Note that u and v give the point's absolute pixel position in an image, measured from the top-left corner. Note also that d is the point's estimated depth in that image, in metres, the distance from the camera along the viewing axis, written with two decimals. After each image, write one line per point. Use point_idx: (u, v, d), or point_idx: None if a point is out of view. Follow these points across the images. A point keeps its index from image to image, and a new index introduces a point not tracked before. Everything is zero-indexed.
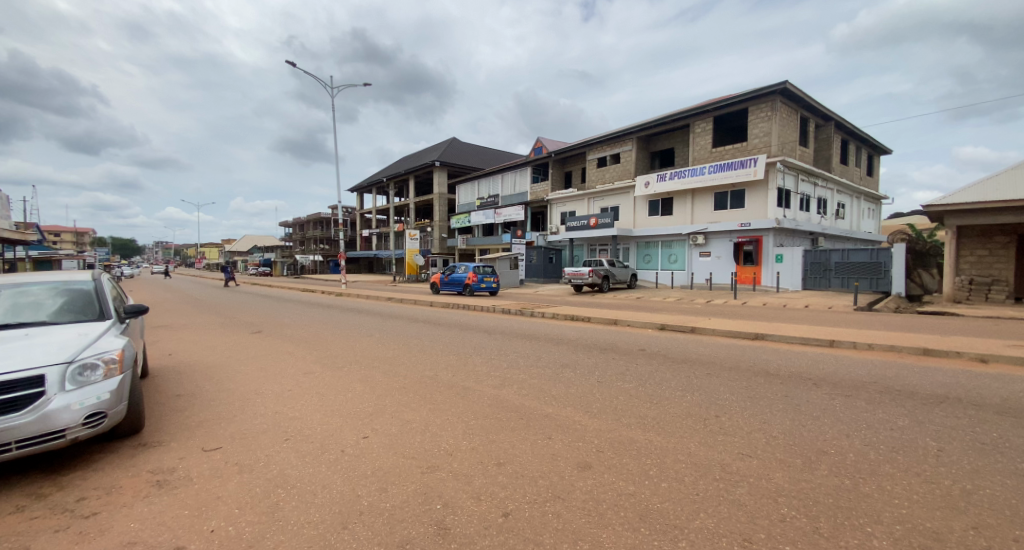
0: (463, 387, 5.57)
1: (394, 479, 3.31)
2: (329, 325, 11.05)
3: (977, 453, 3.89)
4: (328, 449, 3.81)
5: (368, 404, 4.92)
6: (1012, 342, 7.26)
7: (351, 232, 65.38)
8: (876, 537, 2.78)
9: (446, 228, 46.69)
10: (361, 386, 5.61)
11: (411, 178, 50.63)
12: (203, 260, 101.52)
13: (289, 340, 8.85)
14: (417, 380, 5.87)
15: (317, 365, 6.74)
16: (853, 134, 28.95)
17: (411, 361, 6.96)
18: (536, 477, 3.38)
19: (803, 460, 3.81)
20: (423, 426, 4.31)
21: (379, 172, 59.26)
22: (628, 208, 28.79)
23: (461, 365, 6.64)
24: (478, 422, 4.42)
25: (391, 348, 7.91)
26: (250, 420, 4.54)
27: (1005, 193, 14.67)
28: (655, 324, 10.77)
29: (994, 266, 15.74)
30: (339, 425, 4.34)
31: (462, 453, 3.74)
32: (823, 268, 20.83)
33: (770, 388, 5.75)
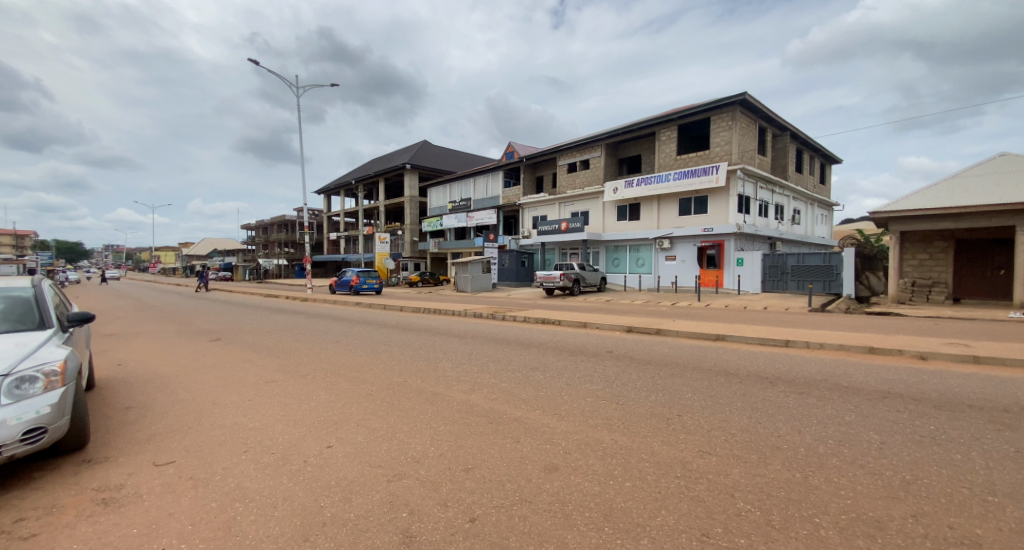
0: (432, 393, 5.62)
1: (359, 488, 3.35)
2: (295, 331, 10.86)
3: (914, 445, 4.20)
4: (290, 460, 3.82)
5: (332, 413, 4.93)
6: (948, 340, 7.81)
7: (319, 236, 64.15)
8: (823, 527, 2.99)
9: (418, 232, 46.36)
10: (325, 394, 5.59)
11: (380, 181, 50.10)
12: (157, 264, 97.22)
13: (253, 347, 8.69)
14: (384, 387, 5.90)
15: (280, 373, 6.66)
16: (807, 143, 30.29)
17: (379, 366, 6.99)
18: (503, 481, 3.48)
19: (759, 455, 4.03)
20: (390, 433, 4.35)
21: (347, 174, 58.41)
22: (597, 213, 29.25)
23: (427, 371, 6.71)
24: (448, 428, 4.49)
25: (358, 354, 7.87)
26: (206, 431, 4.48)
27: (945, 201, 15.60)
28: (622, 327, 11.05)
29: (934, 269, 16.77)
30: (301, 435, 4.34)
31: (432, 460, 3.80)
32: (780, 271, 21.47)
33: (729, 388, 6.01)
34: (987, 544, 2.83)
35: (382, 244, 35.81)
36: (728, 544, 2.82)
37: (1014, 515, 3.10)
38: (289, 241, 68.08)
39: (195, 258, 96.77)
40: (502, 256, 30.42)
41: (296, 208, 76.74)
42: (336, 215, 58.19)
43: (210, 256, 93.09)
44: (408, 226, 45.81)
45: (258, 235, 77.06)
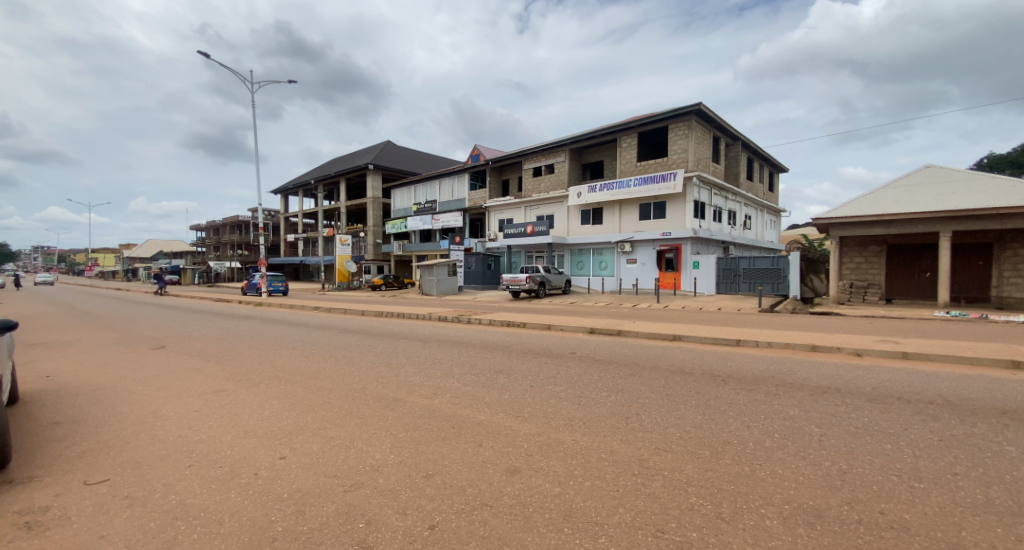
0: (394, 398, 5.61)
1: (314, 500, 3.34)
2: (252, 337, 10.53)
3: (850, 437, 4.52)
4: (239, 473, 3.75)
5: (287, 422, 4.86)
6: (882, 337, 8.38)
7: (277, 237, 62.22)
8: (768, 517, 3.20)
9: (380, 234, 45.66)
10: (279, 403, 5.50)
11: (341, 181, 49.05)
12: (93, 269, 91.45)
13: (204, 355, 8.41)
14: (343, 393, 5.85)
15: (229, 382, 6.49)
16: (758, 152, 31.74)
17: (341, 372, 6.92)
18: (464, 486, 3.54)
19: (710, 451, 4.25)
20: (348, 441, 4.34)
21: (307, 174, 56.92)
22: (562, 216, 29.64)
23: (389, 376, 6.69)
24: (408, 434, 4.51)
25: (318, 361, 7.74)
26: (146, 446, 4.33)
27: (881, 208, 16.64)
28: (585, 328, 11.31)
29: (869, 272, 17.86)
30: (252, 446, 4.26)
31: (390, 468, 3.82)
32: (732, 274, 22.34)
33: (686, 386, 6.25)
34: (913, 527, 3.09)
35: (343, 246, 35.12)
36: (682, 537, 2.99)
37: (937, 499, 3.40)
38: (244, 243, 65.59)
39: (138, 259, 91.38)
40: (468, 259, 30.35)
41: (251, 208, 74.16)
42: (294, 216, 56.59)
43: (155, 259, 88.57)
44: (371, 228, 45.08)
45: (209, 236, 73.96)
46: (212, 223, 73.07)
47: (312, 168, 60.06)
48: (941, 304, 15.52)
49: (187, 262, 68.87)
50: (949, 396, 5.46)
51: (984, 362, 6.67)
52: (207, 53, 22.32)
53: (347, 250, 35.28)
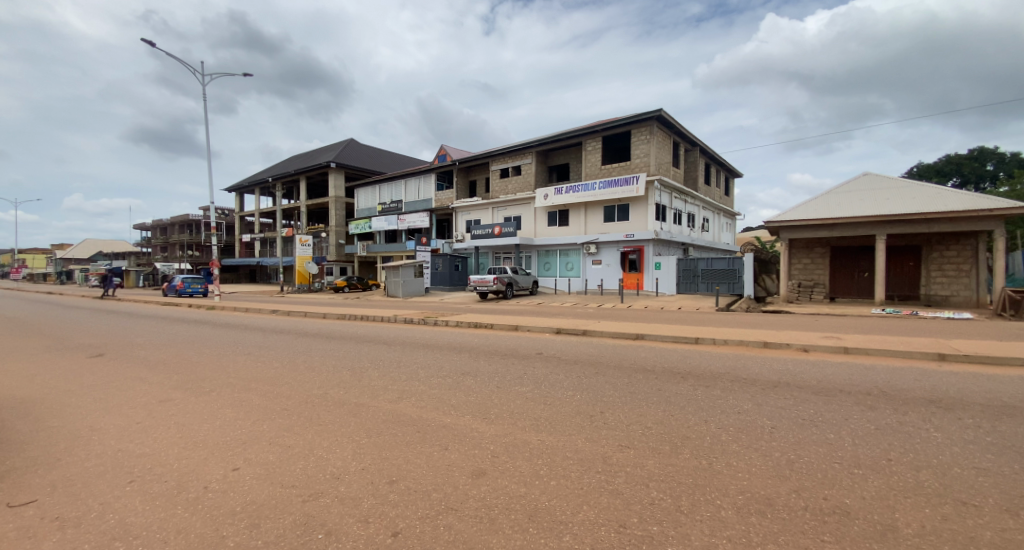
0: (357, 404, 5.62)
1: (270, 512, 3.35)
2: (207, 343, 10.19)
3: (796, 428, 4.85)
4: (187, 488, 3.71)
5: (243, 431, 4.82)
6: (826, 333, 8.93)
7: (232, 238, 60.11)
8: (723, 508, 3.43)
9: (344, 235, 44.85)
10: (233, 412, 5.43)
11: (302, 179, 47.86)
12: (23, 271, 85.41)
13: (152, 363, 8.14)
14: (304, 400, 5.83)
15: (176, 391, 6.34)
16: (715, 158, 32.95)
17: (303, 378, 6.88)
18: (429, 491, 3.61)
19: (670, 446, 4.49)
20: (307, 450, 4.34)
21: (265, 172, 55.30)
22: (529, 217, 29.88)
23: (352, 380, 6.69)
24: (372, 440, 4.55)
25: (278, 367, 7.62)
26: (80, 463, 4.21)
27: (826, 212, 17.59)
28: (551, 328, 11.55)
29: (815, 272, 18.89)
30: (202, 458, 4.21)
31: (353, 475, 3.85)
32: (692, 274, 23.12)
33: (647, 384, 6.53)
34: (852, 511, 3.37)
35: (303, 246, 34.28)
36: (643, 531, 3.18)
37: (873, 484, 3.72)
38: (197, 244, 63.01)
39: (77, 262, 86.02)
40: (436, 260, 30.16)
41: (204, 206, 71.17)
42: (252, 215, 54.79)
43: (97, 262, 83.70)
44: (334, 228, 44.22)
45: (157, 236, 70.57)
46: (162, 222, 69.88)
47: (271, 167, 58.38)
48: (877, 302, 16.55)
49: (133, 263, 65.46)
50: (883, 387, 5.92)
51: (914, 355, 7.22)
52: (151, 42, 21.28)
53: (308, 250, 34.48)
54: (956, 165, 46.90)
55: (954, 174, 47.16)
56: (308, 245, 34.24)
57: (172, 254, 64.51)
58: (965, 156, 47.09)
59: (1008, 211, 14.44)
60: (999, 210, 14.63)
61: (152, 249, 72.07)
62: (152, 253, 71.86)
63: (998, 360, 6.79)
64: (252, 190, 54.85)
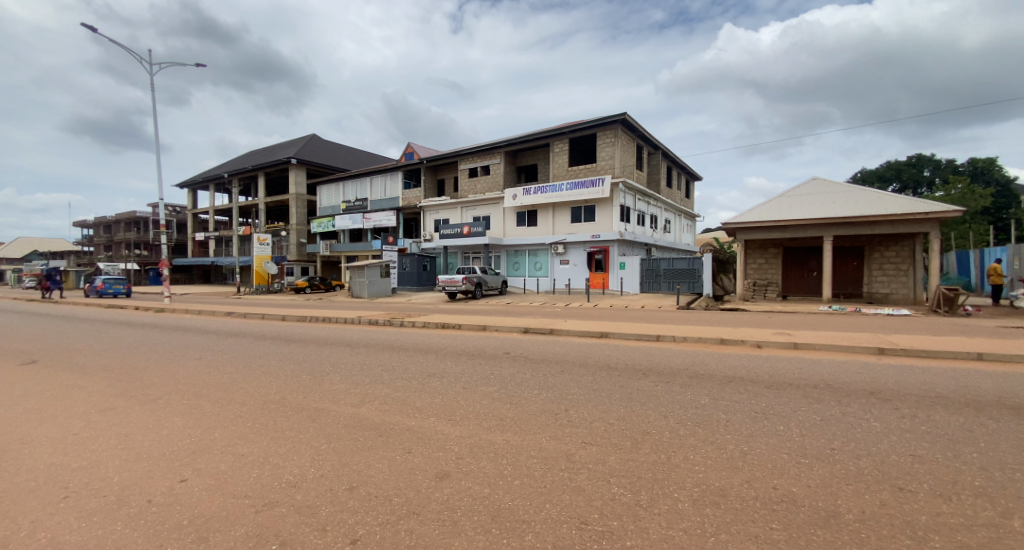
0: (316, 408, 5.57)
1: (220, 524, 3.28)
2: (158, 348, 9.77)
3: (750, 421, 5.07)
4: (129, 502, 3.58)
5: (193, 439, 4.70)
6: (779, 330, 9.34)
7: (186, 236, 57.76)
8: (680, 500, 3.58)
9: (305, 233, 43.79)
10: (182, 420, 5.28)
11: (260, 174, 46.42)
12: None
13: (94, 370, 7.76)
14: (260, 405, 5.71)
15: (120, 399, 6.09)
16: (677, 161, 33.87)
17: (260, 383, 6.74)
18: (390, 495, 3.61)
19: (631, 441, 4.63)
20: (262, 458, 4.26)
21: (222, 167, 53.39)
22: (497, 217, 29.92)
23: (313, 385, 6.60)
24: (331, 446, 4.51)
25: (234, 372, 7.42)
26: (9, 479, 4.01)
27: (780, 215, 18.33)
28: (519, 328, 11.62)
29: (769, 271, 19.66)
30: (146, 470, 4.08)
31: (310, 482, 3.82)
32: (654, 273, 23.69)
33: (609, 380, 6.70)
34: (798, 499, 3.57)
35: (262, 245, 33.27)
36: (603, 526, 3.28)
37: (818, 473, 3.94)
38: (145, 242, 60.13)
39: (14, 262, 80.77)
40: (403, 260, 29.82)
41: (153, 203, 68.04)
42: (207, 213, 52.72)
43: (34, 262, 78.63)
44: (295, 227, 43.14)
45: (101, 234, 66.92)
46: (108, 220, 66.33)
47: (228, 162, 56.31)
48: (824, 299, 17.39)
49: (74, 263, 61.83)
50: (828, 381, 6.25)
51: (856, 349, 7.65)
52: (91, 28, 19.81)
53: (267, 250, 33.47)
54: (897, 170, 49.62)
55: (895, 180, 49.90)
56: (267, 244, 33.24)
57: (117, 253, 61.23)
58: (905, 162, 49.90)
59: (943, 215, 15.41)
60: (935, 213, 15.59)
61: (96, 248, 68.32)
62: (96, 252, 68.05)
63: (932, 353, 7.27)
64: (207, 187, 52.72)
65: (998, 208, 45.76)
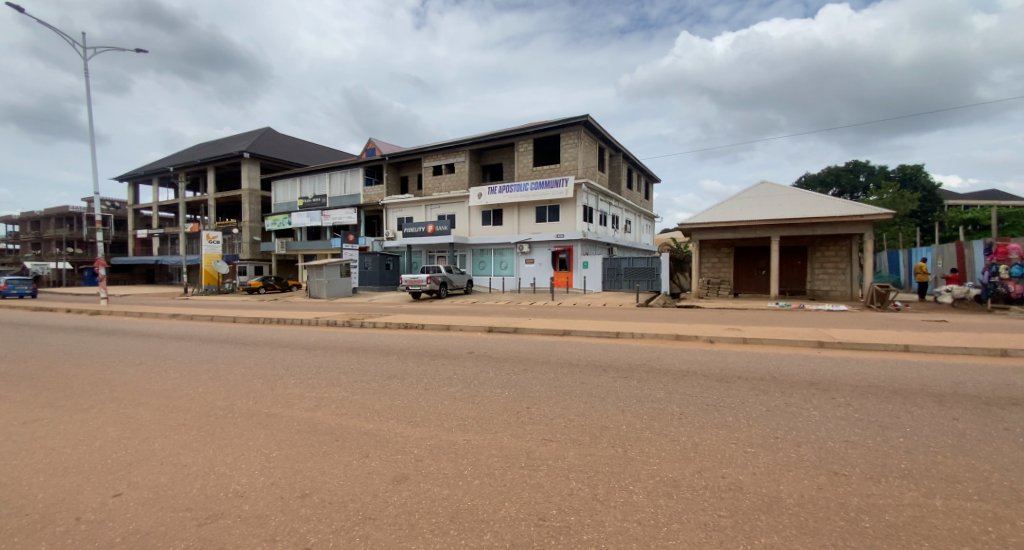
0: (269, 414, 5.45)
1: (159, 540, 3.19)
2: (93, 354, 9.23)
3: (702, 413, 5.28)
4: (55, 520, 3.42)
5: (131, 451, 4.53)
6: (729, 325, 9.73)
7: (127, 233, 54.76)
8: (635, 493, 3.71)
9: (259, 230, 42.39)
10: (117, 430, 5.06)
11: (210, 167, 44.56)
12: None
13: (21, 378, 7.29)
14: (207, 413, 5.54)
15: (50, 410, 5.77)
16: (638, 163, 34.69)
17: (208, 389, 6.54)
18: (345, 501, 3.60)
19: (589, 436, 4.77)
20: (206, 468, 4.15)
21: (167, 160, 50.96)
22: (462, 216, 29.81)
23: (266, 390, 6.44)
24: (285, 452, 4.45)
25: (178, 378, 7.14)
26: None
27: (733, 216, 19.05)
28: (483, 327, 11.64)
29: (722, 270, 20.44)
30: (76, 485, 3.90)
31: (259, 491, 3.75)
32: (615, 272, 24.21)
33: (570, 377, 6.84)
34: (744, 487, 3.76)
35: (211, 243, 32.14)
36: (561, 522, 3.37)
37: (763, 461, 4.15)
38: (79, 239, 56.55)
39: None
40: (364, 259, 29.29)
41: (88, 198, 64.16)
42: (152, 209, 50.19)
43: None
44: (249, 224, 41.76)
45: (27, 231, 62.40)
46: (37, 216, 62.09)
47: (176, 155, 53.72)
48: (772, 296, 18.22)
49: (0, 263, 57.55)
50: (774, 373, 6.58)
51: (798, 343, 8.08)
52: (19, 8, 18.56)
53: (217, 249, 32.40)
54: (835, 175, 52.40)
55: (834, 185, 52.64)
56: (217, 242, 32.08)
57: (47, 251, 57.35)
58: (842, 168, 52.73)
59: (878, 217, 16.40)
60: (872, 215, 16.55)
61: (26, 247, 63.86)
62: (25, 251, 63.62)
63: (865, 345, 7.77)
64: (150, 180, 50.03)
65: (924, 212, 49.16)
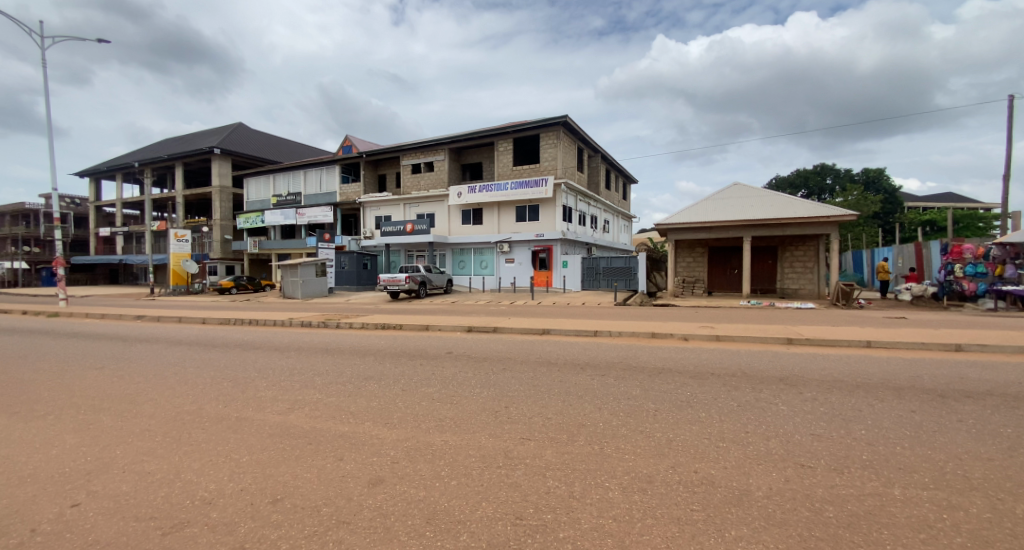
0: (239, 418, 5.36)
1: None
2: (53, 358, 8.89)
3: (676, 410, 5.38)
4: (9, 533, 3.31)
5: (90, 459, 4.39)
6: (703, 324, 9.90)
7: (90, 232, 52.83)
8: (611, 489, 3.77)
9: (229, 228, 41.52)
10: (76, 438, 4.90)
11: (178, 161, 43.42)
12: None
13: None
14: (172, 418, 5.42)
15: (4, 417, 5.55)
16: (616, 164, 35.05)
17: (175, 393, 6.38)
18: (319, 506, 3.57)
19: (567, 434, 4.82)
20: (171, 475, 4.06)
21: (133, 156, 49.37)
22: (442, 215, 29.66)
23: (236, 393, 6.31)
24: (256, 457, 4.38)
25: (142, 382, 6.94)
26: None
27: (707, 216, 19.40)
28: (462, 327, 11.62)
29: (697, 269, 20.82)
30: (31, 496, 3.77)
31: (227, 498, 3.69)
32: (594, 272, 24.42)
33: (549, 376, 6.88)
34: (716, 481, 3.86)
35: (180, 242, 31.32)
36: (537, 521, 3.40)
37: (733, 456, 4.25)
38: (37, 238, 54.28)
39: None
40: (341, 258, 28.91)
41: (45, 195, 61.54)
42: (115, 206, 48.49)
43: None
44: (220, 222, 40.85)
45: None
46: None
47: (142, 150, 52.08)
48: (744, 295, 18.64)
49: None
50: (745, 369, 6.75)
51: (768, 340, 8.29)
52: None
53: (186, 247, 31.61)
54: (804, 178, 53.82)
55: (802, 187, 54.06)
56: (185, 241, 31.27)
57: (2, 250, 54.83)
58: (810, 171, 54.19)
59: (843, 217, 16.93)
60: (839, 216, 17.07)
61: None
62: None
63: (831, 342, 8.02)
64: (116, 176, 48.37)
65: (886, 213, 50.49)
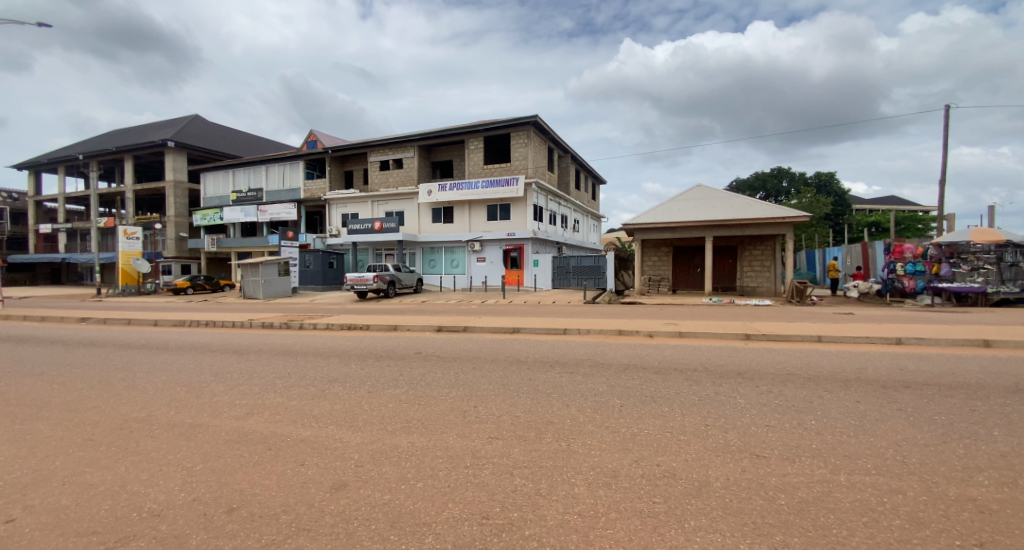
0: (193, 424, 5.17)
1: None
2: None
3: (641, 405, 5.49)
4: None
5: (26, 472, 4.16)
6: (668, 321, 10.11)
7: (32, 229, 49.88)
8: (576, 486, 3.81)
9: (185, 225, 40.22)
10: (10, 450, 4.62)
11: (128, 155, 41.47)
12: None
13: None
14: (119, 426, 5.19)
15: None
16: (585, 164, 35.40)
17: (122, 399, 6.11)
18: (278, 513, 3.49)
19: (534, 432, 4.85)
20: (118, 486, 3.89)
21: (78, 147, 46.88)
22: (412, 213, 29.32)
23: (190, 398, 6.10)
24: (212, 464, 4.25)
25: (86, 389, 6.59)
26: None
27: (672, 216, 19.84)
28: (431, 327, 11.53)
29: (661, 268, 21.27)
30: None
31: (179, 509, 3.56)
32: (564, 270, 24.64)
33: (518, 375, 6.89)
34: (678, 473, 3.95)
35: (131, 240, 29.93)
36: (503, 519, 3.41)
37: (693, 449, 4.36)
38: None
39: None
40: (306, 257, 28.26)
41: None
42: (59, 201, 45.91)
43: None
44: (174, 219, 39.50)
45: None
46: None
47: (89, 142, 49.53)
48: (707, 292, 19.15)
49: None
50: (708, 364, 6.93)
51: (727, 335, 8.54)
52: None
53: (137, 245, 30.25)
54: (762, 180, 55.66)
55: (760, 189, 55.88)
56: (136, 238, 29.92)
57: None
58: (769, 173, 56.16)
59: (797, 218, 17.61)
60: (792, 217, 17.78)
61: None
62: None
63: (786, 336, 8.33)
64: (58, 168, 45.79)
65: (837, 215, 52.83)
